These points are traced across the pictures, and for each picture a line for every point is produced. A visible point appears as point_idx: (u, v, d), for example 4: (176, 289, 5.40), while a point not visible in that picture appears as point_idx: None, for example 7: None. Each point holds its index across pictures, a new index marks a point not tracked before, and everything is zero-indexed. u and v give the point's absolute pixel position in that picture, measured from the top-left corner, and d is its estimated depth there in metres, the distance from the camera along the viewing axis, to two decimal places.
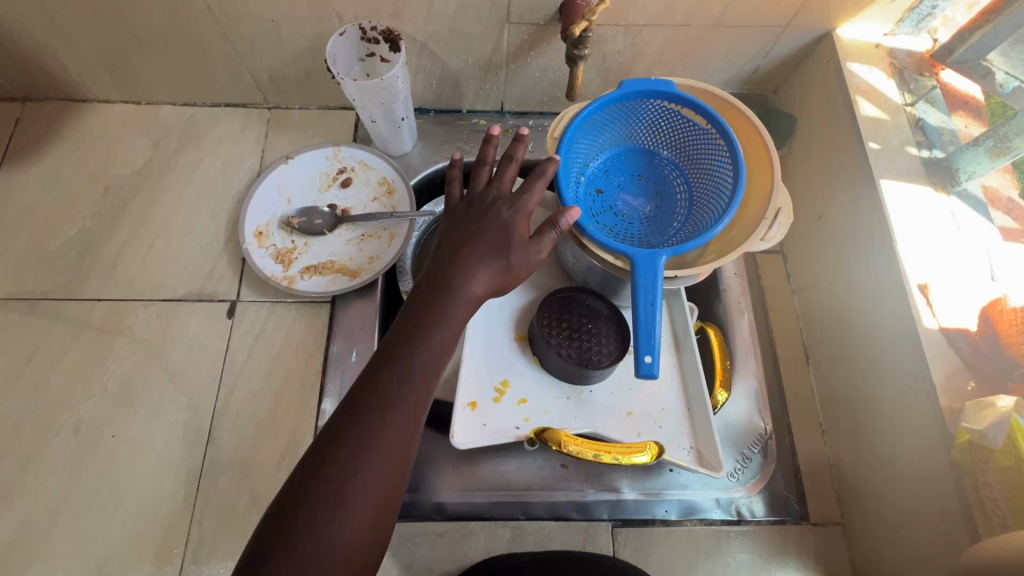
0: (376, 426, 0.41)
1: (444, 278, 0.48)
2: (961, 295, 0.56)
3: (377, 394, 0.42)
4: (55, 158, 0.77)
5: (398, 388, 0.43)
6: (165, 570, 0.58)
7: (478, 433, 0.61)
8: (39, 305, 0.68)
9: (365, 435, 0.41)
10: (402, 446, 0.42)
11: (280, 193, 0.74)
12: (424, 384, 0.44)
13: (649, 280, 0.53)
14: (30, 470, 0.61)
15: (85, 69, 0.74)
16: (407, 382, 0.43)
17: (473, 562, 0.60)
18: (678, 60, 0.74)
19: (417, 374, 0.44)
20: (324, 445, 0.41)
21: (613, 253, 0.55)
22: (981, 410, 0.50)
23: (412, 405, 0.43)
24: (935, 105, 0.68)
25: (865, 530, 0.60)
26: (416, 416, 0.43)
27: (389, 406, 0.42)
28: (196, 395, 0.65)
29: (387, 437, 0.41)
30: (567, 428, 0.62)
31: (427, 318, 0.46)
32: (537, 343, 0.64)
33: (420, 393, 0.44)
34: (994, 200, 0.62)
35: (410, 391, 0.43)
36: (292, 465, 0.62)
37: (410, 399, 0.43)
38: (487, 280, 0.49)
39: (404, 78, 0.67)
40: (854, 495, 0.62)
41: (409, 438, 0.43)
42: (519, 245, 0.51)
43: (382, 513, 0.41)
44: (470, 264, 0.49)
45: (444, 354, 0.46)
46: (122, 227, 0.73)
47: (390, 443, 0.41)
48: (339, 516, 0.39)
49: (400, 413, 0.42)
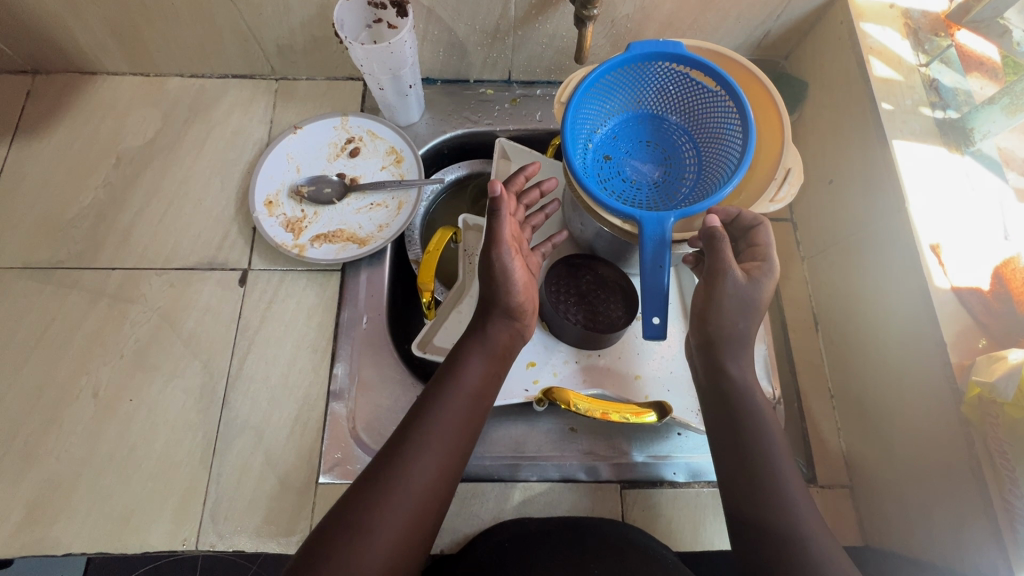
0: (411, 465, 0.47)
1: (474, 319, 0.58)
2: (974, 255, 0.56)
3: (416, 437, 0.49)
4: (67, 129, 0.77)
5: (434, 433, 0.49)
6: (184, 528, 0.59)
7: None
8: (56, 274, 0.70)
9: (412, 450, 0.48)
10: (431, 489, 0.47)
11: (290, 162, 0.74)
12: (458, 434, 0.50)
13: (656, 243, 0.52)
14: (51, 432, 0.63)
15: (94, 39, 0.74)
16: (444, 430, 0.49)
17: (484, 522, 0.61)
18: (688, 25, 0.73)
19: (451, 423, 0.50)
20: (368, 477, 0.47)
21: (619, 216, 0.54)
22: (991, 364, 0.49)
23: (447, 452, 0.49)
24: (951, 65, 0.66)
25: (749, 492, 0.49)
26: (450, 464, 0.49)
27: (426, 449, 0.48)
28: (210, 359, 0.66)
29: (418, 477, 0.47)
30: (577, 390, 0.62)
31: (464, 361, 0.54)
32: (552, 321, 0.63)
33: (452, 441, 0.50)
34: (1009, 160, 0.61)
35: (446, 439, 0.49)
36: (305, 427, 0.63)
37: (445, 445, 0.49)
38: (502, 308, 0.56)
39: (411, 43, 0.66)
40: (740, 446, 0.51)
41: (438, 483, 0.48)
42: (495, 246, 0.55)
43: (406, 550, 0.45)
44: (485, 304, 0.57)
45: (486, 386, 0.54)
46: (134, 197, 0.74)
47: (422, 482, 0.47)
48: (365, 544, 0.43)
49: (441, 430, 0.49)
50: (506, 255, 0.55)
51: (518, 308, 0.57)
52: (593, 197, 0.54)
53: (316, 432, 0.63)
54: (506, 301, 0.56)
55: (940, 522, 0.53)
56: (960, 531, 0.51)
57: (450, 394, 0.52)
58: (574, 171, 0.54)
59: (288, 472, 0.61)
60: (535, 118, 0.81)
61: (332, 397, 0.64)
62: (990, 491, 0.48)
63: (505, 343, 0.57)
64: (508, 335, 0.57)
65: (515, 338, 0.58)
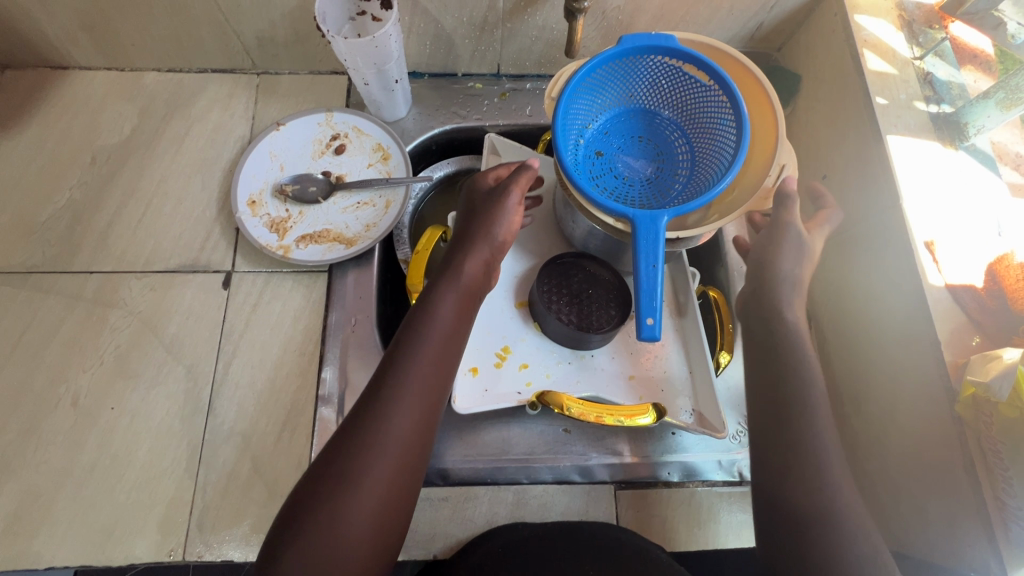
0: (389, 413, 0.46)
1: (449, 257, 0.56)
2: (967, 251, 0.55)
3: (391, 384, 0.47)
4: (38, 127, 0.74)
5: (410, 375, 0.47)
6: (170, 539, 0.58)
7: (480, 398, 0.61)
8: (30, 277, 0.67)
9: (388, 395, 0.46)
10: (413, 435, 0.46)
11: (273, 159, 0.72)
12: (435, 375, 0.49)
13: (650, 241, 0.51)
14: (29, 442, 0.61)
15: (64, 33, 0.71)
16: (421, 371, 0.48)
17: (478, 526, 0.61)
18: (680, 17, 0.72)
19: (427, 367, 0.48)
20: (347, 429, 0.46)
21: (610, 214, 0.53)
22: (986, 363, 0.49)
23: (424, 396, 0.48)
24: (945, 58, 0.66)
25: None
26: (428, 407, 0.48)
27: (404, 392, 0.47)
28: (194, 365, 0.64)
29: (399, 425, 0.46)
30: (569, 392, 0.61)
31: (436, 300, 0.52)
32: (545, 322, 0.62)
33: (430, 381, 0.48)
34: (1002, 155, 0.61)
35: (424, 380, 0.48)
36: (293, 433, 0.62)
37: (422, 386, 0.48)
38: (481, 252, 0.55)
39: (397, 36, 0.64)
40: None
41: (420, 425, 0.47)
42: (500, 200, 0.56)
43: (395, 495, 0.45)
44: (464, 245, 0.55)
45: (461, 322, 0.52)
46: (112, 197, 0.72)
47: (402, 429, 0.46)
48: (352, 495, 0.43)
49: (417, 372, 0.48)
50: (511, 200, 0.57)
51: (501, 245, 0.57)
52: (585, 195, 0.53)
53: (304, 439, 0.62)
54: (487, 238, 0.56)
55: (934, 518, 0.53)
56: (953, 527, 0.51)
57: (424, 336, 0.50)
58: (565, 167, 0.53)
59: (277, 479, 0.60)
60: (525, 113, 0.79)
61: (321, 402, 0.63)
62: (983, 490, 0.48)
63: (480, 277, 0.55)
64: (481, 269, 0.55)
65: (489, 273, 0.57)
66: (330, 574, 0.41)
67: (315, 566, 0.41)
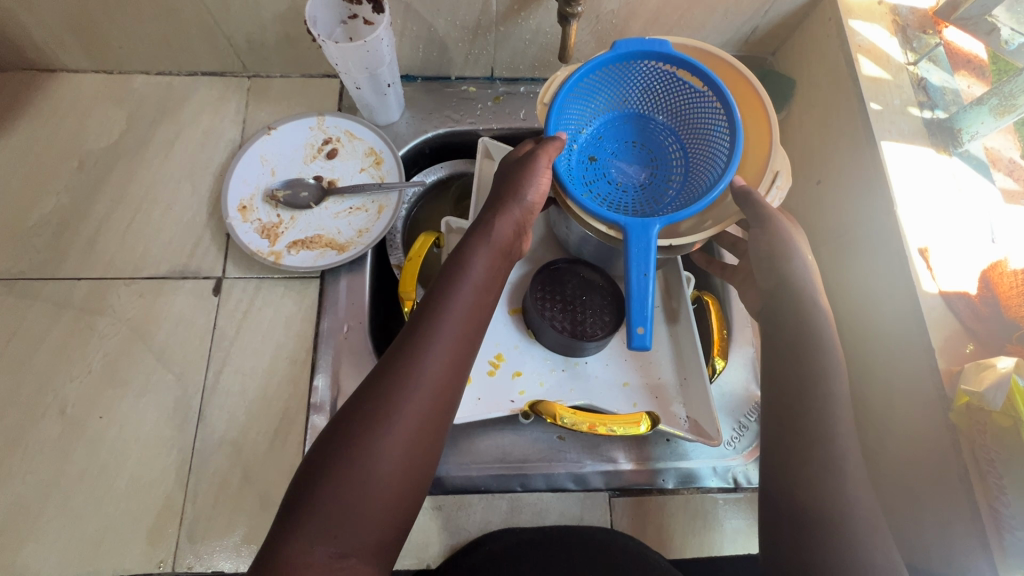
0: (418, 361, 0.45)
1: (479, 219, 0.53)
2: (961, 258, 0.55)
3: (423, 331, 0.46)
4: (25, 130, 0.73)
5: (442, 324, 0.46)
6: (160, 550, 0.57)
7: (472, 407, 0.60)
8: (17, 284, 0.66)
9: (419, 344, 0.45)
10: (443, 386, 0.45)
11: (264, 164, 0.71)
12: (467, 327, 0.47)
13: (643, 250, 0.50)
14: (16, 453, 0.60)
15: (51, 36, 0.70)
16: (454, 321, 0.47)
17: (471, 534, 0.60)
18: (675, 20, 0.71)
19: (458, 316, 0.47)
20: (376, 376, 0.45)
21: (601, 222, 0.52)
22: (980, 372, 0.49)
23: (455, 344, 0.46)
24: (939, 63, 0.66)
25: None
26: (460, 357, 0.46)
27: (435, 340, 0.46)
28: (184, 373, 0.64)
29: (430, 371, 0.45)
30: (562, 400, 0.61)
31: (468, 254, 0.50)
32: (538, 329, 0.61)
33: (463, 332, 0.47)
34: (995, 161, 0.61)
35: (455, 330, 0.46)
36: (284, 442, 0.61)
37: (454, 336, 0.46)
38: (511, 218, 0.51)
39: (389, 41, 0.63)
40: None
41: (450, 377, 0.46)
42: (527, 166, 0.51)
43: (422, 445, 0.44)
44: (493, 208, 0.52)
45: (493, 279, 0.50)
46: (100, 202, 0.71)
47: (434, 377, 0.45)
48: (379, 440, 0.42)
49: (450, 322, 0.46)
50: (538, 166, 0.51)
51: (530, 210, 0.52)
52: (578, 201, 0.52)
53: (296, 447, 0.61)
54: (515, 198, 0.51)
55: (927, 525, 0.53)
56: (946, 535, 0.51)
57: (456, 287, 0.48)
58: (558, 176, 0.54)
59: (268, 488, 0.59)
60: (519, 117, 0.79)
61: (313, 410, 0.62)
62: (977, 499, 0.48)
63: (510, 239, 0.52)
64: (514, 230, 0.52)
65: (520, 237, 0.53)
66: (356, 517, 0.41)
67: (341, 509, 0.41)
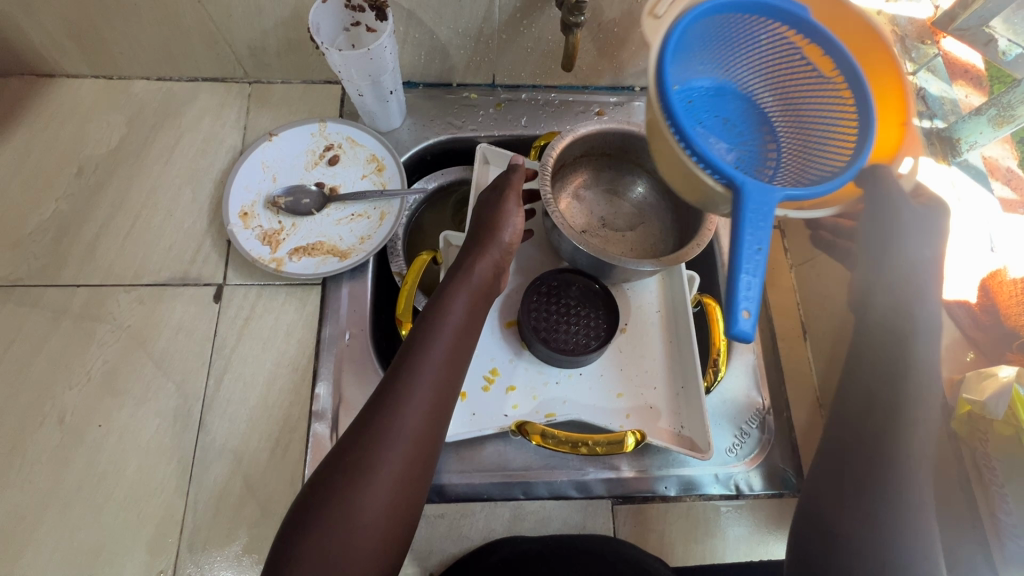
0: (401, 406, 0.45)
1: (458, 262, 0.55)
2: (962, 267, 0.56)
3: (406, 374, 0.46)
4: (22, 137, 0.73)
5: (424, 368, 0.46)
6: (160, 561, 0.57)
7: (466, 424, 0.60)
8: (14, 292, 0.66)
9: (402, 389, 0.45)
10: (425, 429, 0.45)
11: (265, 170, 0.71)
12: (448, 368, 0.48)
13: (759, 217, 0.38)
14: (12, 463, 0.59)
15: (50, 40, 0.69)
16: (434, 365, 0.47)
17: (474, 542, 0.60)
18: None
19: (441, 358, 0.48)
20: (360, 421, 0.45)
21: (712, 175, 0.39)
22: (982, 381, 0.50)
23: (437, 387, 0.47)
24: (937, 73, 0.67)
25: None
26: (442, 399, 0.47)
27: (418, 385, 0.46)
28: (185, 381, 0.63)
29: (413, 416, 0.45)
30: (553, 414, 0.61)
31: (448, 297, 0.51)
32: (531, 343, 0.61)
33: (444, 375, 0.47)
34: (993, 170, 0.62)
35: (437, 373, 0.47)
36: (286, 450, 0.61)
37: (436, 379, 0.47)
38: (490, 260, 0.55)
39: (393, 48, 0.63)
40: None
41: (432, 420, 0.46)
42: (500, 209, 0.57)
43: (406, 489, 0.44)
44: (472, 250, 0.55)
45: (472, 320, 0.52)
46: (99, 209, 0.70)
47: (416, 420, 0.45)
48: (365, 488, 0.42)
49: (431, 366, 0.47)
50: (510, 206, 0.57)
51: (506, 250, 0.56)
52: (686, 142, 0.39)
53: (297, 455, 0.61)
54: (494, 240, 0.55)
55: None
56: None
57: (437, 330, 0.49)
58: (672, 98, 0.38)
59: (270, 497, 0.59)
60: (521, 124, 0.79)
61: (315, 418, 0.62)
62: (978, 506, 0.49)
63: (490, 281, 0.55)
64: (492, 271, 0.55)
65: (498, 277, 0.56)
66: (344, 566, 0.40)
67: (327, 559, 0.40)
